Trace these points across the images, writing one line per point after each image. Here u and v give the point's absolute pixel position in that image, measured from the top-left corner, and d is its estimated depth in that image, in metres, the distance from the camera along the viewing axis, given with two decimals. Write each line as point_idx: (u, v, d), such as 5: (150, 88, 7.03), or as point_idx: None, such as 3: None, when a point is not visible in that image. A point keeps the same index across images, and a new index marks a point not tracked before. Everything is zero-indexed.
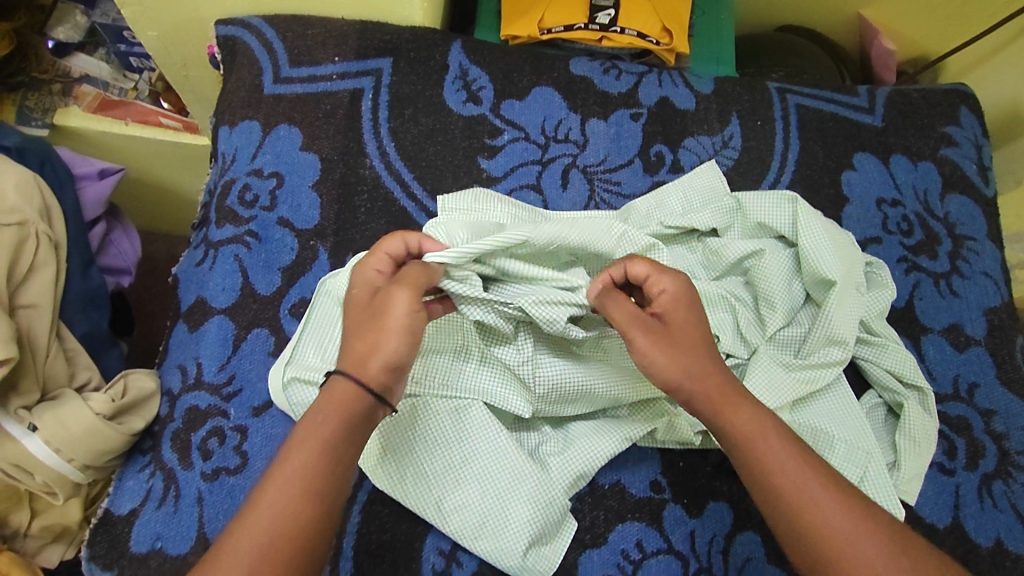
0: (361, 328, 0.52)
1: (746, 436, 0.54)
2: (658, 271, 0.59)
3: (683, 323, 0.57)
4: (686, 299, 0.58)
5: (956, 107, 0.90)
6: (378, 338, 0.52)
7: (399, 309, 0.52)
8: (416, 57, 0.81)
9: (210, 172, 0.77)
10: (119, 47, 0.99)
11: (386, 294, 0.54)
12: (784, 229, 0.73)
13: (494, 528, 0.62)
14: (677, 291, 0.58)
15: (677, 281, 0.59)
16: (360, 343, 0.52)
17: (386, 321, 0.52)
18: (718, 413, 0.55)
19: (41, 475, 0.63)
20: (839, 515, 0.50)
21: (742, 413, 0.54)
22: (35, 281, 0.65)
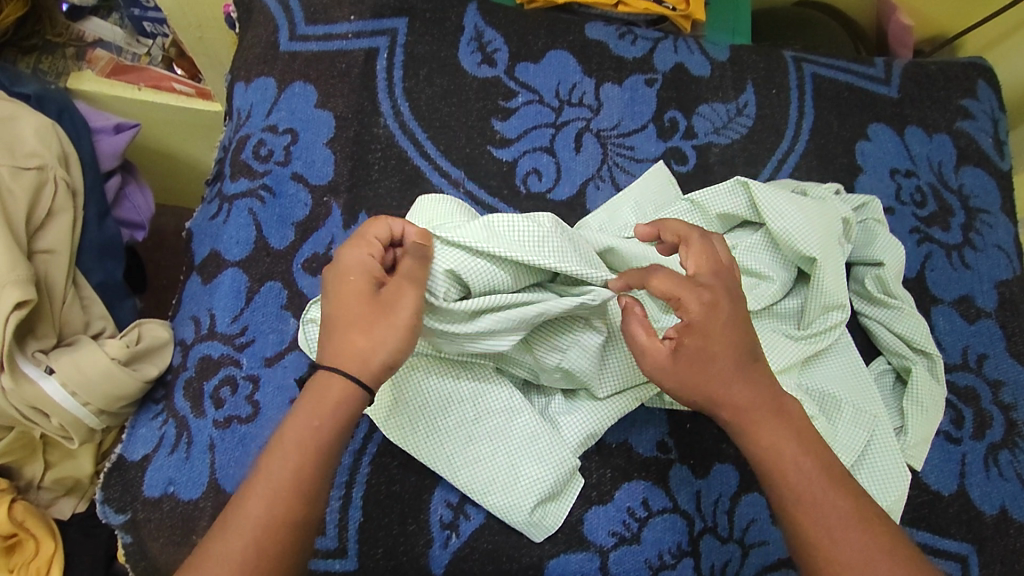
0: (370, 321, 0.53)
1: (770, 456, 0.54)
2: (684, 290, 0.57)
3: (712, 345, 0.56)
4: (719, 317, 0.56)
5: (974, 80, 0.89)
6: (382, 333, 0.53)
7: (404, 303, 0.54)
8: (431, 18, 0.81)
9: (226, 129, 0.78)
10: (133, 10, 0.97)
11: (392, 287, 0.54)
12: (746, 214, 0.71)
13: (505, 486, 0.62)
14: (700, 313, 0.56)
15: (718, 297, 0.57)
16: (360, 342, 0.52)
17: (393, 313, 0.53)
18: (746, 432, 0.55)
19: (57, 418, 0.64)
20: (855, 533, 0.51)
21: (762, 428, 0.55)
22: (52, 226, 0.67)
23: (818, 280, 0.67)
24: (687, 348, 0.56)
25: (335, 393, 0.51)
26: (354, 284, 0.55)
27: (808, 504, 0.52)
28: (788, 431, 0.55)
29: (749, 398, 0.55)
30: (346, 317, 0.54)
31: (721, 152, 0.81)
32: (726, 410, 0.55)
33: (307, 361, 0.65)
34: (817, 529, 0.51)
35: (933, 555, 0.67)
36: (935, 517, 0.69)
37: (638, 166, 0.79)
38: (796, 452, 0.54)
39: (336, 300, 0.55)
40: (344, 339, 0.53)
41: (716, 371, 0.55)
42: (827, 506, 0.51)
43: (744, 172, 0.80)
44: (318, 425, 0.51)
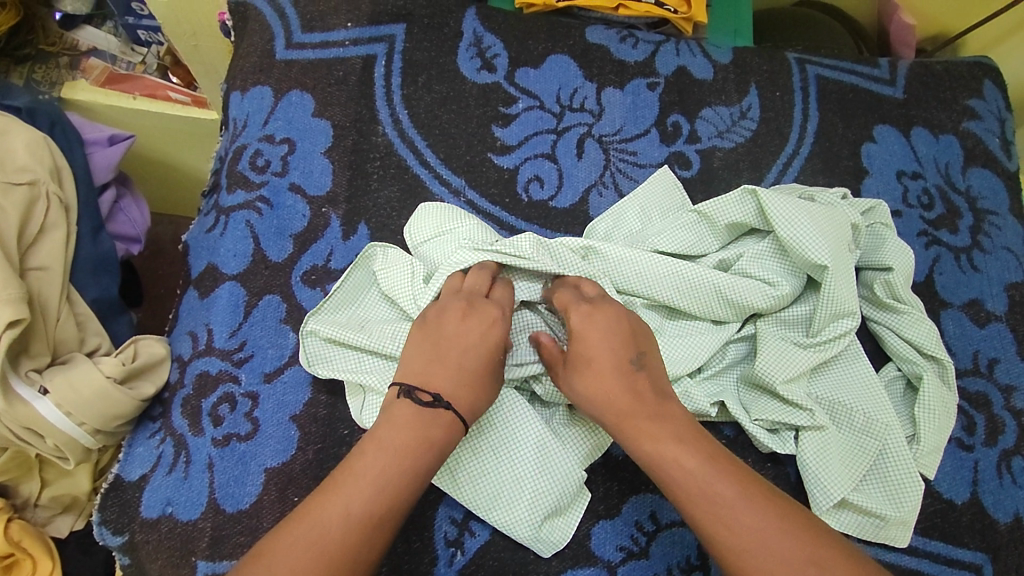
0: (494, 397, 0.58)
1: (656, 460, 0.53)
2: (573, 304, 0.60)
3: (592, 356, 0.57)
4: (596, 325, 0.58)
5: (979, 79, 0.88)
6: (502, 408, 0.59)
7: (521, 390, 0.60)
8: (429, 23, 0.79)
9: (222, 139, 0.77)
10: (127, 19, 0.96)
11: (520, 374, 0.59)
12: (753, 221, 0.70)
13: (510, 497, 0.61)
14: (580, 323, 0.59)
15: (598, 313, 0.59)
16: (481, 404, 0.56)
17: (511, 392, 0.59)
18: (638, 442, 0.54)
19: (52, 438, 0.63)
20: (748, 514, 0.49)
21: (643, 431, 0.54)
22: (46, 242, 0.66)
23: (828, 287, 0.66)
24: (573, 356, 0.58)
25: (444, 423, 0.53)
26: (484, 347, 0.57)
27: (691, 488, 0.51)
28: (669, 431, 0.54)
29: (626, 403, 0.55)
30: (459, 372, 0.56)
31: (725, 156, 0.80)
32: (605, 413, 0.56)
33: (307, 376, 0.64)
34: (703, 508, 0.50)
35: (947, 565, 0.66)
36: (948, 526, 0.67)
37: (641, 171, 0.78)
38: (678, 449, 0.53)
39: (457, 353, 0.56)
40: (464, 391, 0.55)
41: (594, 380, 0.57)
42: (708, 487, 0.50)
43: (748, 177, 0.79)
44: (422, 443, 0.52)
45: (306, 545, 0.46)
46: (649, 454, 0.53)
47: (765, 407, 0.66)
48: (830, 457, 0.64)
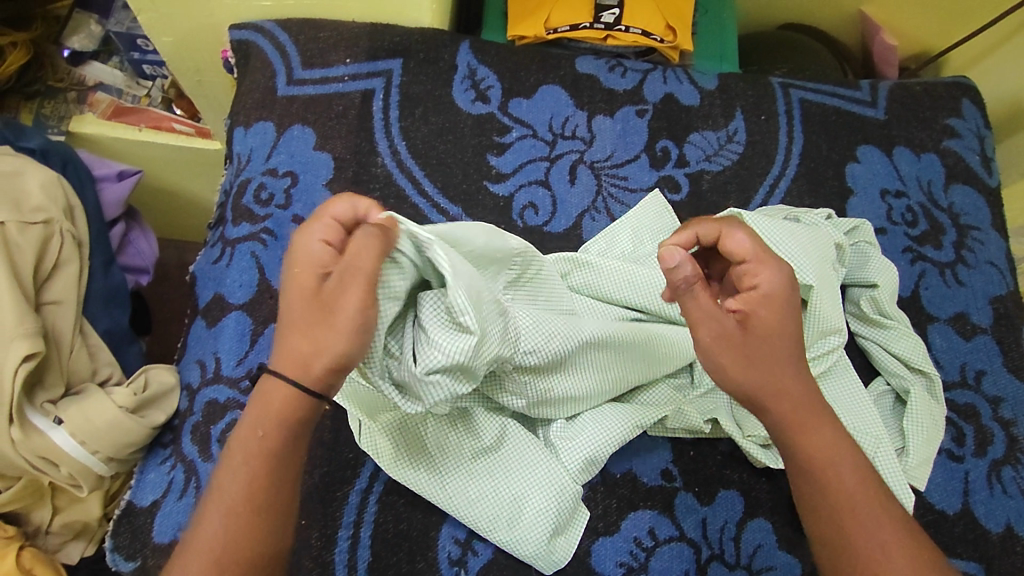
0: (308, 324, 0.47)
1: (818, 455, 0.51)
2: (756, 257, 0.54)
3: (778, 329, 0.52)
4: (781, 297, 0.53)
5: (958, 99, 0.91)
6: (327, 338, 0.46)
7: (348, 304, 0.47)
8: (425, 58, 0.82)
9: (227, 173, 0.80)
10: (133, 54, 1.00)
11: (336, 288, 0.47)
12: None
13: (507, 513, 0.63)
14: (775, 285, 0.53)
15: (778, 273, 0.54)
16: (303, 345, 0.47)
17: (335, 315, 0.47)
18: (795, 432, 0.52)
19: (66, 467, 0.65)
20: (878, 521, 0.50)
21: (813, 426, 0.52)
22: (59, 277, 0.69)
23: (815, 308, 0.68)
24: (757, 324, 0.52)
25: (275, 395, 0.47)
26: (309, 269, 0.48)
27: (829, 475, 0.51)
28: (834, 430, 0.53)
29: (802, 391, 0.53)
30: (289, 310, 0.48)
31: (713, 179, 0.82)
32: (767, 390, 0.52)
33: None
34: (835, 495, 0.50)
35: None
36: (941, 536, 0.69)
37: (633, 196, 0.81)
38: (833, 438, 0.52)
39: (285, 289, 0.48)
40: (289, 337, 0.47)
41: (771, 350, 0.52)
42: (840, 475, 0.51)
43: (736, 199, 0.82)
44: (256, 429, 0.48)
45: (198, 562, 0.46)
46: (794, 431, 0.52)
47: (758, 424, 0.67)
48: None
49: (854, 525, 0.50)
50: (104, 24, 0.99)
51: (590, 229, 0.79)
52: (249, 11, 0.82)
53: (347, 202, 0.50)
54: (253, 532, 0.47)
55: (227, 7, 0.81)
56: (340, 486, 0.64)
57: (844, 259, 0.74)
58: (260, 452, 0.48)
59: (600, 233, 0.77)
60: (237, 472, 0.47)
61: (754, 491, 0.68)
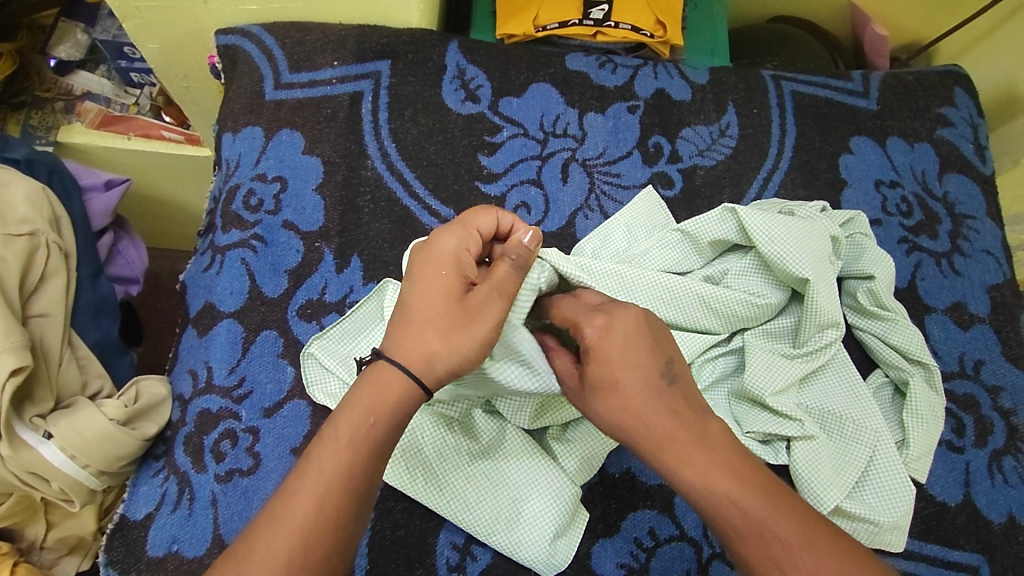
0: (450, 325, 0.51)
1: (700, 495, 0.48)
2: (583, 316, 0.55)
3: (619, 375, 0.51)
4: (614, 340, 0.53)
5: (950, 88, 0.90)
6: (462, 342, 0.50)
7: (485, 309, 0.52)
8: (413, 58, 0.82)
9: (216, 179, 0.79)
10: (120, 62, 0.99)
11: (480, 295, 0.52)
12: (734, 239, 0.71)
13: (502, 519, 0.62)
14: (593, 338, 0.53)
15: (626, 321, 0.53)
16: (431, 341, 0.50)
17: (473, 316, 0.51)
18: (673, 471, 0.49)
19: (57, 482, 0.64)
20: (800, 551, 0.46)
21: (688, 460, 0.49)
22: (46, 289, 0.68)
23: (811, 301, 0.67)
24: (591, 374, 0.53)
25: (376, 381, 0.49)
26: (460, 267, 0.54)
27: (733, 504, 0.48)
28: (714, 459, 0.49)
29: (665, 428, 0.50)
30: (429, 303, 0.51)
31: (707, 174, 0.82)
32: (627, 426, 0.51)
33: (306, 410, 0.66)
34: (739, 521, 0.47)
35: (944, 567, 0.67)
36: (943, 528, 0.68)
37: (625, 192, 0.80)
38: (712, 473, 0.48)
39: (423, 285, 0.52)
40: (420, 332, 0.50)
41: (619, 389, 0.51)
42: (742, 501, 0.48)
43: (730, 193, 0.81)
44: (360, 411, 0.48)
45: (276, 542, 0.45)
46: (676, 463, 0.49)
47: (758, 419, 0.67)
48: (823, 466, 0.65)
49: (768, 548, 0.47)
50: (91, 32, 0.97)
51: (584, 227, 0.78)
52: (234, 15, 0.81)
53: (486, 215, 0.58)
54: (342, 513, 0.46)
55: (212, 11, 0.80)
56: None
57: (840, 251, 0.73)
58: (356, 436, 0.48)
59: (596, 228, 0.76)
60: (336, 454, 0.47)
61: None
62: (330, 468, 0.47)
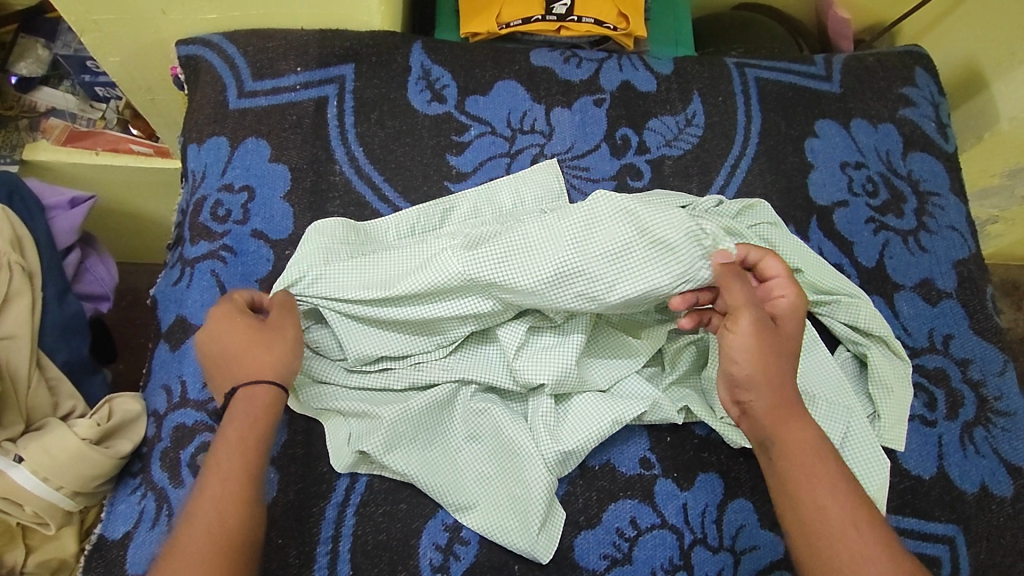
0: (252, 348, 0.58)
1: (792, 460, 0.56)
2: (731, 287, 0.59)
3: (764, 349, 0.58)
4: (795, 317, 0.61)
5: (911, 68, 0.91)
6: (268, 356, 0.58)
7: (286, 321, 0.60)
8: (377, 61, 0.81)
9: (183, 191, 0.78)
10: (84, 77, 0.97)
11: (276, 316, 0.61)
12: None
13: (494, 502, 0.63)
14: (785, 309, 0.61)
15: (800, 297, 0.61)
16: (261, 355, 0.58)
17: (275, 332, 0.59)
18: (776, 433, 0.57)
19: (30, 505, 0.64)
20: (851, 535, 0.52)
21: (791, 429, 0.57)
22: (11, 311, 0.67)
23: None
24: (784, 325, 0.60)
25: (244, 394, 0.57)
26: (282, 311, 0.61)
27: (811, 463, 0.55)
28: (813, 437, 0.57)
29: (777, 399, 0.57)
30: (227, 341, 0.59)
31: (675, 164, 0.82)
32: (772, 377, 0.57)
33: (282, 419, 0.65)
34: (807, 476, 0.55)
35: (920, 539, 0.68)
36: (919, 502, 0.69)
37: (596, 186, 0.80)
38: (808, 447, 0.56)
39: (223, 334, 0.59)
40: (240, 360, 0.58)
41: (785, 347, 0.59)
42: (818, 462, 0.55)
43: (698, 182, 0.82)
44: (249, 420, 0.56)
45: (195, 531, 0.51)
46: (784, 421, 0.57)
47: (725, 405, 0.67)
48: None
49: (824, 501, 0.54)
50: (52, 48, 0.96)
51: None
52: (194, 25, 0.80)
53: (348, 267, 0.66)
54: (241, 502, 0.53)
55: (171, 22, 0.79)
56: (316, 501, 0.63)
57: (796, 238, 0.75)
58: (243, 440, 0.55)
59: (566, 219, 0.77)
60: (231, 455, 0.54)
61: (732, 472, 0.68)
62: (233, 467, 0.54)
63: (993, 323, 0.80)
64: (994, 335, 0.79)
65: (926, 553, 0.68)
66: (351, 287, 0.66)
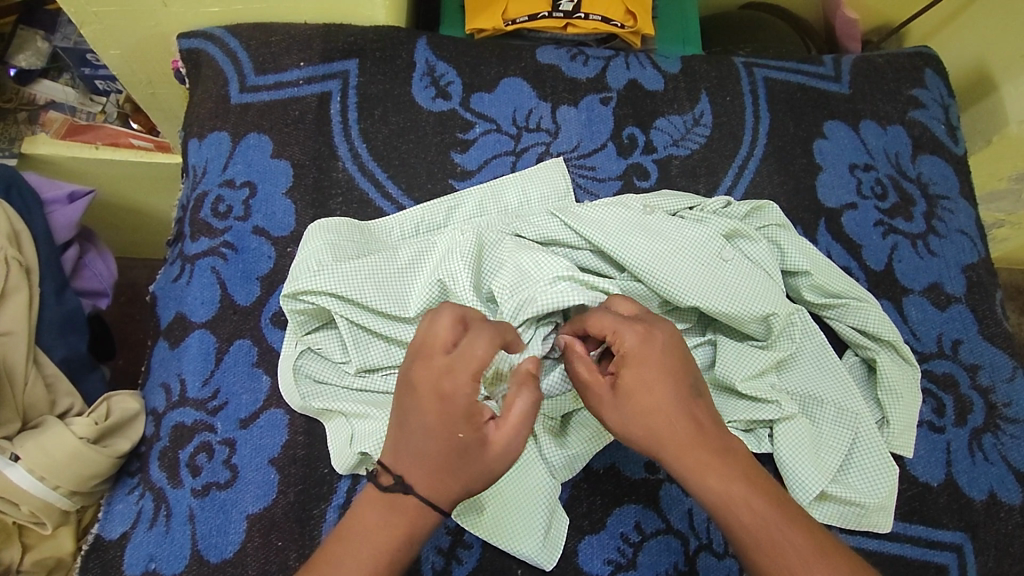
0: (465, 475, 0.49)
1: (721, 499, 0.50)
2: (621, 324, 0.55)
3: (645, 378, 0.53)
4: (654, 346, 0.54)
5: (921, 69, 0.90)
6: (477, 482, 0.50)
7: (504, 456, 0.50)
8: (382, 57, 0.80)
9: (183, 187, 0.77)
10: (84, 70, 0.96)
11: (495, 441, 0.49)
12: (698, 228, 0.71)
13: (499, 506, 0.62)
14: (631, 345, 0.54)
15: (665, 333, 0.55)
16: (451, 481, 0.49)
17: (490, 466, 0.49)
18: (692, 475, 0.51)
19: (26, 504, 0.63)
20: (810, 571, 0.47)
21: (707, 470, 0.51)
22: (8, 307, 0.66)
23: (768, 294, 0.68)
24: (624, 382, 0.53)
25: (411, 507, 0.49)
26: (511, 436, 0.49)
27: (741, 519, 0.50)
28: (734, 472, 0.51)
29: (687, 436, 0.52)
30: (437, 448, 0.48)
31: (682, 164, 0.81)
32: (639, 433, 0.52)
33: (283, 419, 0.64)
34: (745, 530, 0.49)
35: (928, 547, 0.67)
36: (927, 508, 0.69)
37: (603, 185, 0.79)
38: (727, 481, 0.51)
39: (436, 439, 0.48)
40: (435, 474, 0.49)
41: (640, 402, 0.52)
42: (740, 509, 0.50)
43: (705, 182, 0.81)
44: (399, 534, 0.49)
45: None
46: (693, 477, 0.51)
47: (736, 408, 0.66)
48: (805, 449, 0.65)
49: (769, 549, 0.48)
50: (51, 40, 0.94)
51: (559, 197, 0.76)
52: (196, 18, 0.79)
53: (489, 338, 0.48)
54: None
55: (173, 15, 0.78)
56: (316, 503, 0.62)
57: (806, 244, 0.73)
58: (390, 552, 0.48)
59: (563, 205, 0.72)
60: (369, 565, 0.48)
61: None
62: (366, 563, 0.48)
63: (1003, 328, 0.79)
64: (1003, 341, 0.78)
65: (933, 561, 0.67)
66: (364, 290, 0.64)
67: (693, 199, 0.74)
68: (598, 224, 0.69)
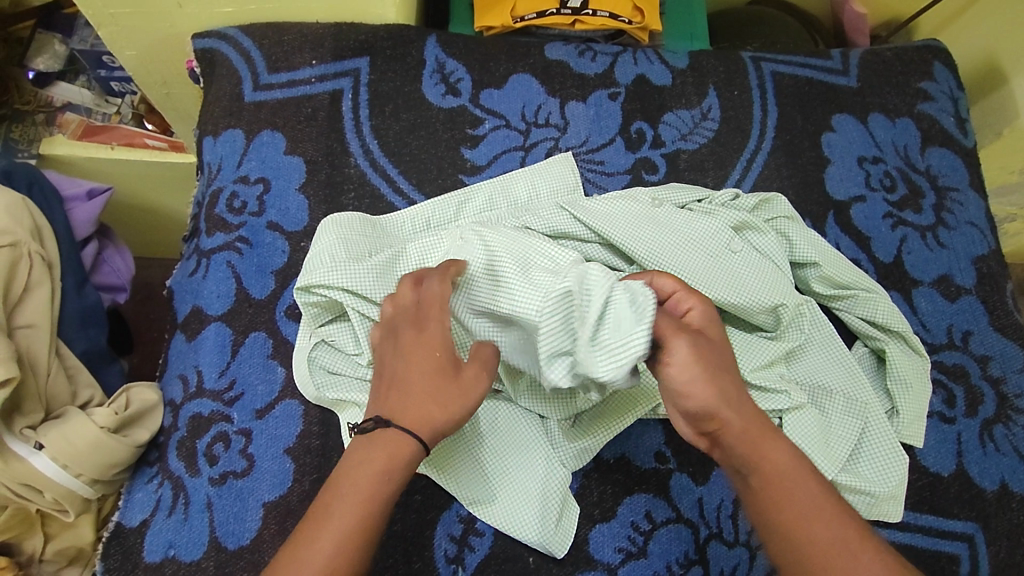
0: (438, 394, 0.52)
1: (784, 491, 0.50)
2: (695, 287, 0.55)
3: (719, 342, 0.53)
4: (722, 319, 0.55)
5: (929, 62, 0.90)
6: (455, 406, 0.52)
7: (472, 386, 0.53)
8: (392, 54, 0.82)
9: (199, 183, 0.79)
10: (99, 72, 0.97)
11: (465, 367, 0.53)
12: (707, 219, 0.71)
13: (511, 495, 0.63)
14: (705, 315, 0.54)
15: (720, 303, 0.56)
16: (430, 405, 0.51)
17: (463, 392, 0.53)
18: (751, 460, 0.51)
19: (50, 492, 0.65)
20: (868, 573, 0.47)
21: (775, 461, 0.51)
22: (31, 300, 0.67)
23: (775, 285, 0.68)
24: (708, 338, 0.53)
25: (390, 438, 0.50)
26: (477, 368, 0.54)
27: (802, 515, 0.49)
28: (796, 468, 0.51)
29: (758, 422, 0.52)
30: (413, 376, 0.52)
31: (690, 158, 0.82)
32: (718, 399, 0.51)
33: (298, 409, 0.65)
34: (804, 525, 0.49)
35: (940, 537, 0.67)
36: (937, 499, 0.69)
37: (611, 179, 0.80)
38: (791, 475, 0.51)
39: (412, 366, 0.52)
40: (418, 401, 0.51)
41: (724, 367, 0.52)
42: (803, 504, 0.50)
43: (713, 176, 0.81)
44: (384, 466, 0.50)
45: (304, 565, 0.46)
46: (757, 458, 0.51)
47: None
48: (815, 439, 0.65)
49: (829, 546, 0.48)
50: (68, 43, 0.96)
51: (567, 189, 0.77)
52: (211, 18, 0.80)
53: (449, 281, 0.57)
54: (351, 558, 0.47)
55: (188, 15, 0.79)
56: None
57: (813, 235, 0.74)
58: (379, 485, 0.49)
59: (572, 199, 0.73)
60: (360, 501, 0.49)
61: None
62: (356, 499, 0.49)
63: (1014, 320, 0.79)
64: (1015, 332, 0.78)
65: (945, 551, 0.67)
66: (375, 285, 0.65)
67: (701, 192, 0.75)
68: (608, 218, 0.70)
